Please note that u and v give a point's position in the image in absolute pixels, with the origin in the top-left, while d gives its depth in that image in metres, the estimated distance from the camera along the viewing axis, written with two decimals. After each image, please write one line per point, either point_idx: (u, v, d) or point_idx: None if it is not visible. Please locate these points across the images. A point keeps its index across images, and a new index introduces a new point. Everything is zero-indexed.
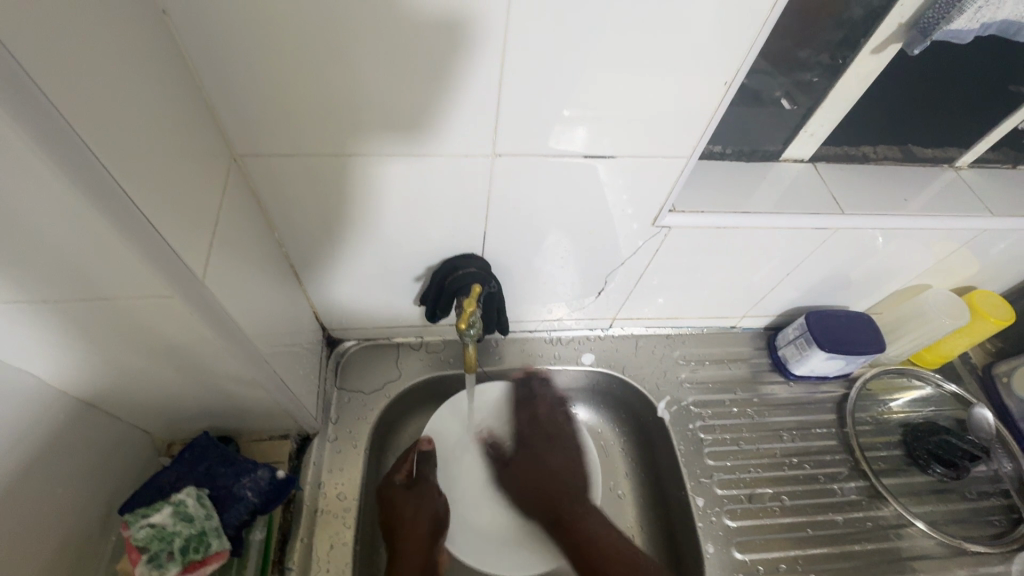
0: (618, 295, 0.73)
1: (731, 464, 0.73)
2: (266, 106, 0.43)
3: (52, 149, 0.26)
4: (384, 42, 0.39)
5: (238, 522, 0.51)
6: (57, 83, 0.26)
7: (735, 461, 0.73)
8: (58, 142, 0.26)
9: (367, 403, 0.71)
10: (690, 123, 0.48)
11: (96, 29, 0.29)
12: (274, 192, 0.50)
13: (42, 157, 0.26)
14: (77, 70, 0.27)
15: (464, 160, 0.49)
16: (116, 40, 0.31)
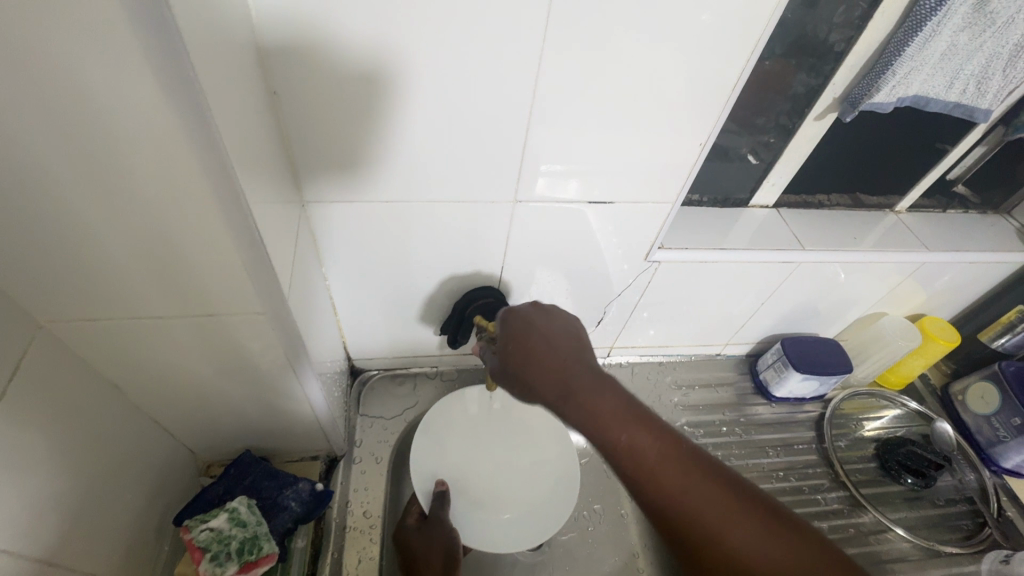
0: (615, 325, 0.82)
1: None
2: (333, 163, 0.51)
3: (218, 198, 0.33)
4: (436, 112, 0.48)
5: (283, 529, 0.55)
6: (235, 149, 0.34)
7: None
8: (224, 197, 0.33)
9: (388, 428, 0.77)
10: (674, 174, 0.58)
11: (251, 106, 0.38)
12: (327, 234, 0.58)
13: (213, 206, 0.34)
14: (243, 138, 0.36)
15: (489, 206, 0.58)
16: (256, 114, 0.40)
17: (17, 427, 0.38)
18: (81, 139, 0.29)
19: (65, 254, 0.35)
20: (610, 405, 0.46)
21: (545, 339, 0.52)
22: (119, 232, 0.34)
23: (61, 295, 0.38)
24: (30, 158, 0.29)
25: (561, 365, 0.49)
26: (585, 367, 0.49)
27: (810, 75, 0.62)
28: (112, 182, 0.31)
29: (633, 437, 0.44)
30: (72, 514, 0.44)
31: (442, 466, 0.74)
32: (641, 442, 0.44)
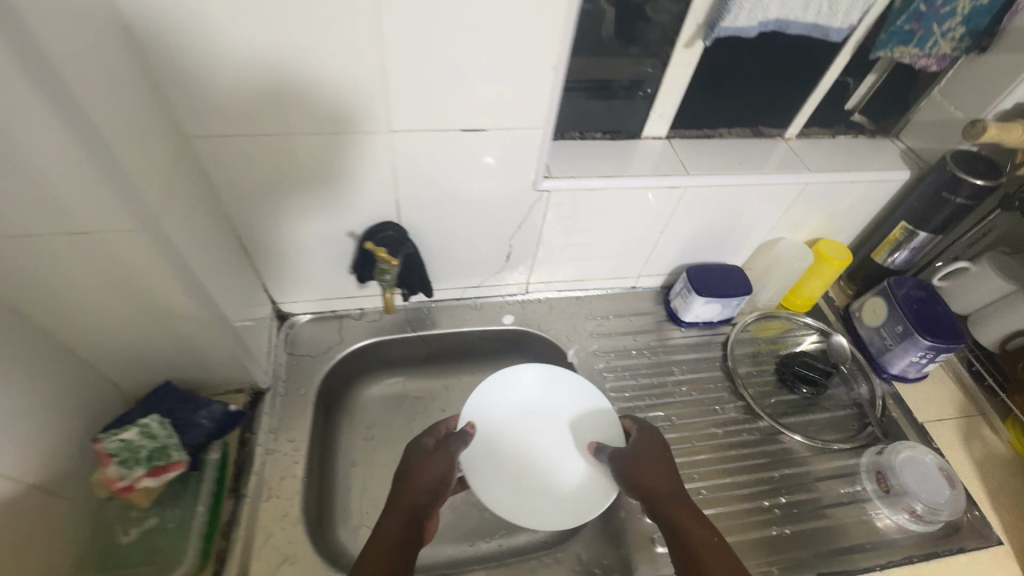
0: (526, 260, 0.87)
1: (630, 395, 0.86)
2: (205, 101, 0.53)
3: (52, 103, 0.38)
4: (296, 46, 0.51)
5: (197, 443, 0.61)
6: (66, 61, 0.38)
7: (633, 392, 0.86)
8: (56, 103, 0.38)
9: (314, 364, 0.82)
10: (538, 101, 0.61)
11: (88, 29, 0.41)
12: (219, 172, 0.60)
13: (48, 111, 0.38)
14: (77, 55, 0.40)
15: (364, 137, 0.61)
16: (97, 40, 0.42)
17: None
18: None
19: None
20: (682, 509, 0.59)
21: (657, 456, 0.66)
22: None
23: None
24: None
25: (661, 477, 0.63)
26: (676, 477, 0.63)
27: (673, 3, 0.66)
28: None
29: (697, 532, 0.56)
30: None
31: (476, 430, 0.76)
32: (708, 540, 0.56)
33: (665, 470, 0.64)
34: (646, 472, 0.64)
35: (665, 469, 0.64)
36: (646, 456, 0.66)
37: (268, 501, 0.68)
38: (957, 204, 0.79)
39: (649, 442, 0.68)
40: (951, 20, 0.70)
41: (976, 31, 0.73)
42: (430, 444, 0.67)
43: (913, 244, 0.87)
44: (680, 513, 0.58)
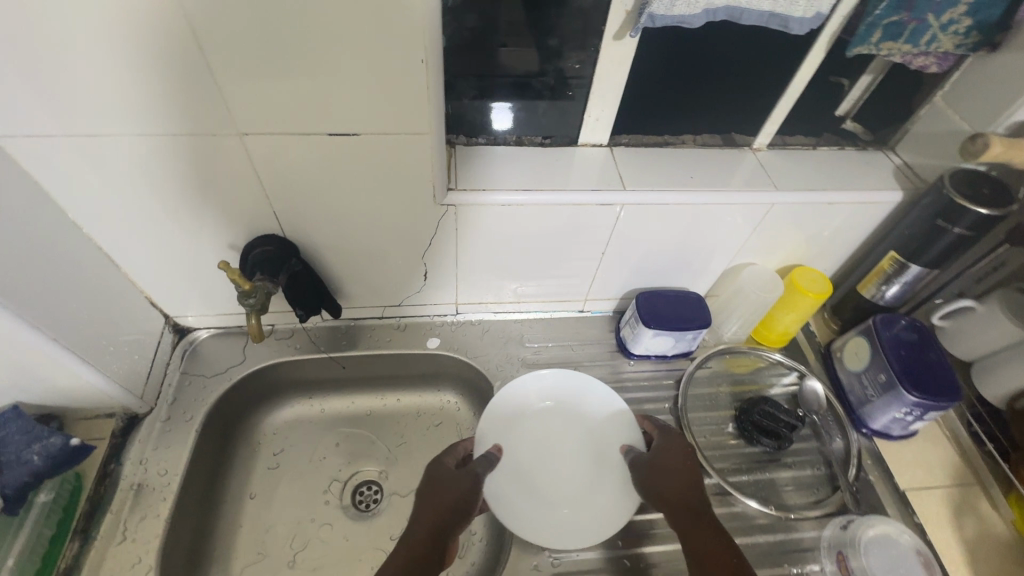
0: (450, 279, 0.77)
1: None
2: (5, 93, 0.46)
3: None
4: (98, 33, 0.43)
5: (20, 483, 0.57)
6: None
7: None
8: None
9: (208, 385, 0.75)
10: (416, 101, 0.51)
11: None
12: (53, 176, 0.53)
13: None
14: None
15: (214, 140, 0.53)
16: None
17: None
18: None
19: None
20: (714, 529, 0.55)
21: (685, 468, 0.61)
22: None
23: None
24: None
25: (687, 488, 0.59)
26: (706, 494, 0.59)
27: None
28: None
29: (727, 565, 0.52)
30: None
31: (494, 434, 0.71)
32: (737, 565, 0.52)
33: (692, 482, 0.59)
34: (670, 483, 0.60)
35: (693, 479, 0.60)
36: (672, 463, 0.61)
37: (120, 545, 0.61)
38: (956, 235, 0.65)
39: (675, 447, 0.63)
40: (952, 10, 0.57)
41: (988, 23, 0.59)
42: (452, 463, 0.62)
43: (905, 277, 0.73)
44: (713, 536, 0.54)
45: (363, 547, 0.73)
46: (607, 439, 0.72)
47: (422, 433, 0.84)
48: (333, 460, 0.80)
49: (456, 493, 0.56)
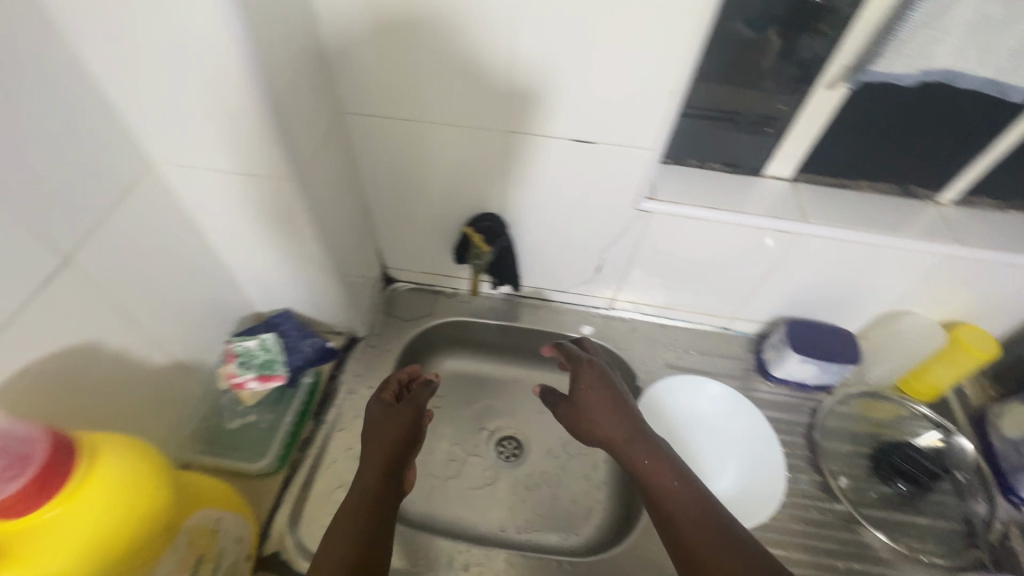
0: (617, 276, 0.88)
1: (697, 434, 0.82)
2: (363, 81, 0.64)
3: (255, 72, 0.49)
4: (441, 48, 0.60)
5: (295, 365, 0.74)
6: (270, 43, 0.50)
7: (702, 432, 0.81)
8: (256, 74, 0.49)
9: (404, 327, 0.92)
10: (651, 122, 0.63)
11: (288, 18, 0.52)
12: (361, 144, 0.72)
13: (251, 79, 0.49)
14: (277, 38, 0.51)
15: (485, 133, 0.68)
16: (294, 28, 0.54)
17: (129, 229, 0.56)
18: (168, 19, 0.45)
19: (154, 100, 0.52)
20: (642, 450, 0.63)
21: (607, 404, 0.68)
22: (204, 99, 0.51)
23: (163, 137, 0.56)
24: (138, 30, 0.46)
25: (613, 424, 0.66)
26: (636, 428, 0.66)
27: (818, 41, 0.63)
28: (180, 44, 0.47)
29: (661, 482, 0.60)
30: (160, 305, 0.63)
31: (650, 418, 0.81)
32: (669, 488, 0.59)
33: (612, 421, 0.67)
34: (608, 425, 0.67)
35: (611, 417, 0.67)
36: (590, 403, 0.69)
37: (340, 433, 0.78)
38: None
39: (582, 383, 0.70)
40: None
41: None
42: (389, 398, 0.71)
43: None
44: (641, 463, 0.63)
45: (506, 488, 0.86)
46: (758, 445, 0.78)
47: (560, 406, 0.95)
48: (486, 411, 0.94)
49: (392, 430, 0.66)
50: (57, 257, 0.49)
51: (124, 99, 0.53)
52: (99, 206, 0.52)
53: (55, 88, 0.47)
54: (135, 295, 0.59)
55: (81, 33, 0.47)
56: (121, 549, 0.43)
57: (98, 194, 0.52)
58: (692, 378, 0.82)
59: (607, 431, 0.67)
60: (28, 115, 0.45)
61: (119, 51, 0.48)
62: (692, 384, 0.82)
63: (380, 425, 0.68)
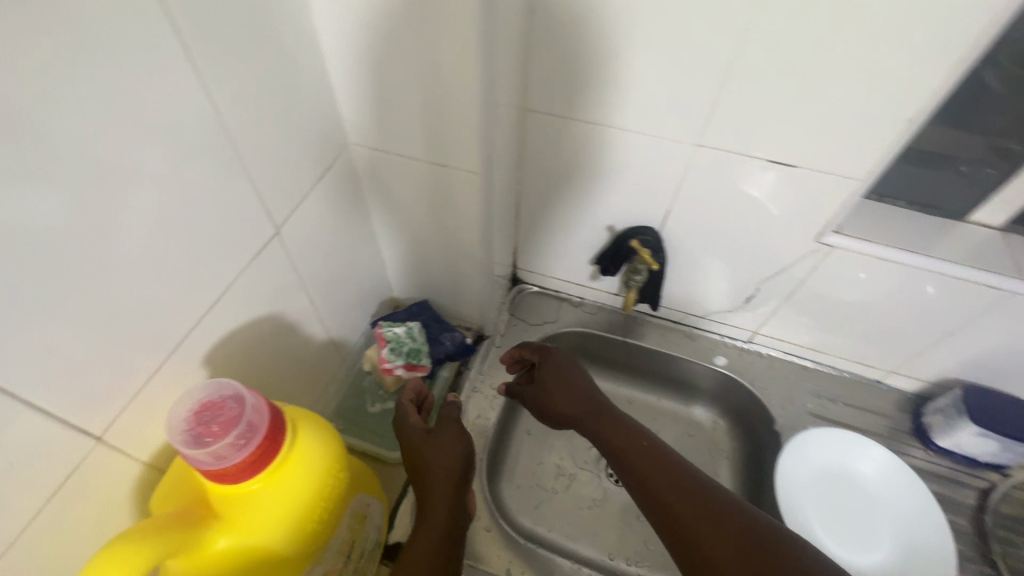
0: (767, 309, 0.81)
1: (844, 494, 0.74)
2: (557, 79, 0.62)
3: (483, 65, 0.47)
4: (652, 51, 0.57)
5: (437, 357, 0.74)
6: (500, 35, 0.48)
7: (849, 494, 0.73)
8: (484, 67, 0.47)
9: (528, 331, 0.89)
10: (869, 150, 0.57)
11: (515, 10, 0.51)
12: (534, 142, 0.70)
13: (478, 71, 0.48)
14: (505, 30, 0.49)
15: (671, 143, 0.64)
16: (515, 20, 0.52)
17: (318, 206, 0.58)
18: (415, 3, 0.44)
19: (370, 81, 0.53)
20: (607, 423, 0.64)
21: (560, 380, 0.69)
22: (422, 84, 0.51)
23: (369, 116, 0.56)
24: (384, 8, 0.46)
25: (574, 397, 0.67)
26: (597, 411, 0.66)
27: None
28: (413, 29, 0.47)
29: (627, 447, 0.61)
30: (329, 282, 0.64)
31: (795, 468, 0.73)
32: (643, 448, 0.60)
33: (571, 395, 0.68)
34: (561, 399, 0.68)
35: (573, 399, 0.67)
36: (554, 386, 0.69)
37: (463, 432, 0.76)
38: None
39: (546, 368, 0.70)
40: None
41: None
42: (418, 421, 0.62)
43: None
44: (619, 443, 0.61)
45: (617, 513, 0.82)
46: (912, 519, 0.69)
47: (676, 438, 0.89)
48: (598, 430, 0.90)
49: (446, 466, 0.58)
50: (266, 225, 0.51)
51: (347, 73, 0.53)
52: (302, 180, 0.54)
53: (294, 66, 0.49)
54: (314, 271, 0.60)
55: (328, 16, 0.49)
56: (310, 534, 0.43)
57: (304, 168, 0.54)
58: (843, 434, 0.74)
59: (565, 410, 0.68)
60: (270, 88, 0.46)
61: (357, 27, 0.48)
62: (840, 439, 0.74)
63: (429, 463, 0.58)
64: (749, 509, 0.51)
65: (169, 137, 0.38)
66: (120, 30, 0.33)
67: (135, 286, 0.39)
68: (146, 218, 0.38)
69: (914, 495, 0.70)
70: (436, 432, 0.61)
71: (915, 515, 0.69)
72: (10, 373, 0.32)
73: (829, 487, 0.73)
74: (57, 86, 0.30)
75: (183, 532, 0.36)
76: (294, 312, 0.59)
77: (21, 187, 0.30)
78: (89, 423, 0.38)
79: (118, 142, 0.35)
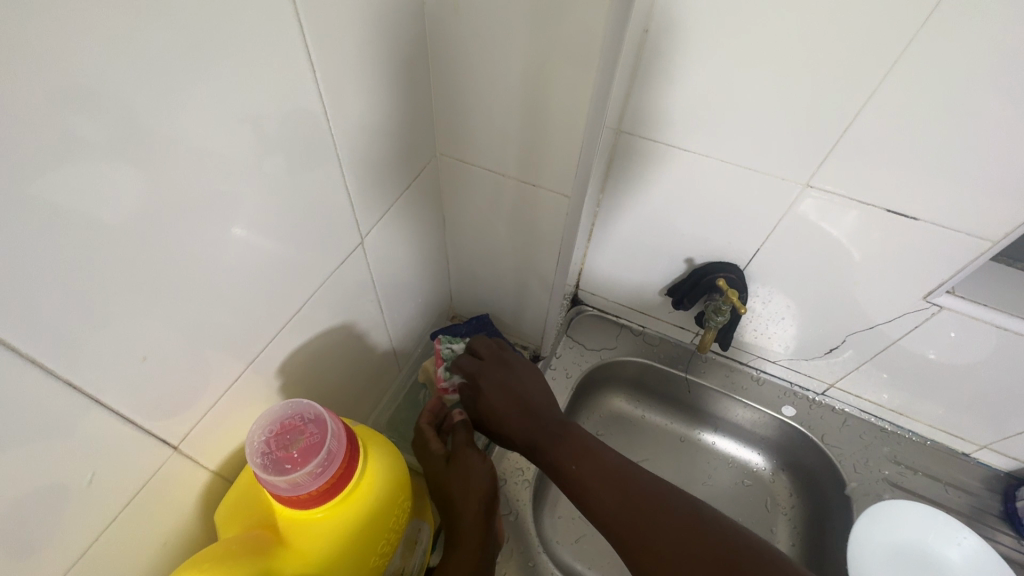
0: (849, 363, 0.75)
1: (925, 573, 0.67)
2: (659, 103, 0.58)
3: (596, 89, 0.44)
4: (770, 84, 0.52)
5: None
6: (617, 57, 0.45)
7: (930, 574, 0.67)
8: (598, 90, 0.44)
9: (584, 356, 0.86)
10: (1007, 210, 0.52)
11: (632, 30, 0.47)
12: (621, 164, 0.66)
13: (590, 94, 0.45)
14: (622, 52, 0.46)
15: (774, 180, 0.59)
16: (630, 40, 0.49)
17: (398, 215, 0.56)
18: (534, 19, 0.42)
19: (469, 93, 0.50)
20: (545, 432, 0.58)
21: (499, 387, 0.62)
22: (526, 102, 0.48)
23: (460, 127, 0.54)
24: (498, 21, 0.43)
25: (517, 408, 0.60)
26: (529, 416, 0.60)
27: None
28: (525, 45, 0.44)
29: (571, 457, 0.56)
30: (397, 292, 0.62)
31: (871, 538, 0.68)
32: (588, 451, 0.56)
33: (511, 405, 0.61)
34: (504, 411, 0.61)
35: (511, 404, 0.61)
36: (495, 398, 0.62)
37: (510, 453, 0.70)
38: None
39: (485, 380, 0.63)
40: None
41: None
42: (436, 447, 0.58)
43: None
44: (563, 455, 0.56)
45: None
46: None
47: (731, 486, 0.83)
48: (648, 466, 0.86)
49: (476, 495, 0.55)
50: (348, 234, 0.49)
51: (446, 83, 0.51)
52: (387, 189, 0.52)
53: (397, 74, 0.47)
54: (385, 280, 0.59)
55: (437, 24, 0.46)
56: (372, 564, 0.41)
57: (390, 176, 0.52)
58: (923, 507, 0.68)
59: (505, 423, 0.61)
60: (372, 97, 0.45)
61: (466, 38, 0.46)
62: (919, 511, 0.68)
63: (454, 493, 0.55)
64: (691, 502, 0.50)
65: (272, 140, 0.37)
66: (242, 29, 0.31)
67: (224, 289, 0.38)
68: (240, 221, 0.37)
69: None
70: (455, 459, 0.57)
71: None
72: (99, 376, 0.31)
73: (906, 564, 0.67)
74: (179, 90, 0.29)
75: (249, 559, 0.35)
76: (363, 323, 0.57)
77: (134, 185, 0.29)
78: (164, 428, 0.37)
79: (226, 145, 0.34)
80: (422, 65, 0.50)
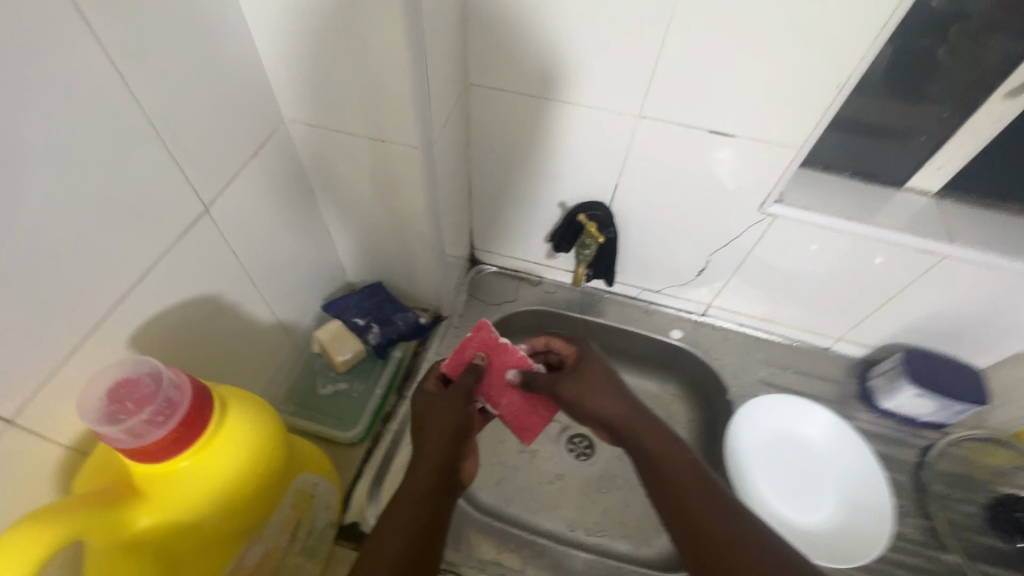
0: (718, 281, 0.83)
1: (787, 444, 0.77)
2: (499, 51, 0.61)
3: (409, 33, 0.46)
4: (589, 22, 0.56)
5: (387, 338, 0.74)
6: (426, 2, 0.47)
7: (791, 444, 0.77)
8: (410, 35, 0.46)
9: (487, 310, 0.88)
10: (804, 118, 0.59)
11: None
12: (479, 118, 0.69)
13: (405, 39, 0.47)
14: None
15: (613, 115, 0.64)
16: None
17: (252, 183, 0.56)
18: None
19: (301, 52, 0.51)
20: (653, 445, 0.52)
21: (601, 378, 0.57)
22: (352, 55, 0.50)
23: (301, 89, 0.55)
24: None
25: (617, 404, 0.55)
26: (638, 422, 0.54)
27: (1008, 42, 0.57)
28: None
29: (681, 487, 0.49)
30: (270, 264, 0.63)
31: (744, 430, 0.76)
32: (681, 484, 0.49)
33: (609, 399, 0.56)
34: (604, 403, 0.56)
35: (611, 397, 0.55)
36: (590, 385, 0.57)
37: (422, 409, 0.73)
38: None
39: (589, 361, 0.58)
40: None
41: None
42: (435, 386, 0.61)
43: None
44: (645, 436, 0.53)
45: (577, 486, 0.84)
46: (856, 482, 0.72)
47: None
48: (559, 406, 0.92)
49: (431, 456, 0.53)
50: (194, 203, 0.49)
51: (275, 44, 0.51)
52: (232, 156, 0.52)
53: (218, 38, 0.47)
54: (253, 254, 0.59)
55: None
56: (242, 511, 0.42)
57: (234, 144, 0.52)
58: (775, 394, 0.77)
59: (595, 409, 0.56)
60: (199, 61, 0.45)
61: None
62: (771, 397, 0.78)
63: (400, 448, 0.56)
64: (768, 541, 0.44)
65: (81, 107, 0.37)
66: None
67: (50, 263, 0.38)
68: (58, 193, 0.37)
69: (839, 427, 0.75)
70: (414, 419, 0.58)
71: (846, 445, 0.74)
72: None
73: (771, 446, 0.76)
74: None
75: (94, 507, 0.36)
76: (233, 295, 0.57)
77: None
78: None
79: (24, 112, 0.33)
80: (247, 28, 0.50)
